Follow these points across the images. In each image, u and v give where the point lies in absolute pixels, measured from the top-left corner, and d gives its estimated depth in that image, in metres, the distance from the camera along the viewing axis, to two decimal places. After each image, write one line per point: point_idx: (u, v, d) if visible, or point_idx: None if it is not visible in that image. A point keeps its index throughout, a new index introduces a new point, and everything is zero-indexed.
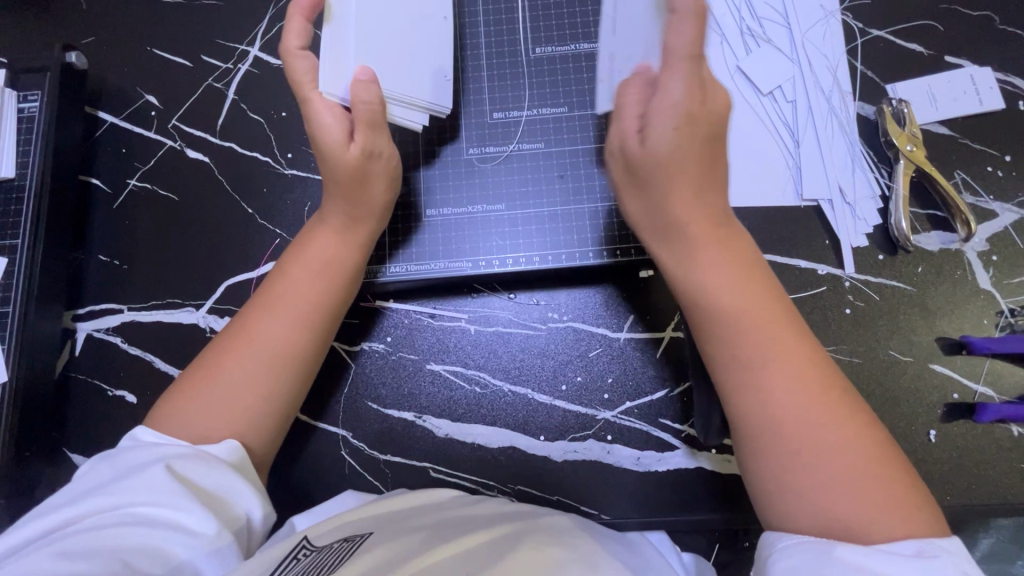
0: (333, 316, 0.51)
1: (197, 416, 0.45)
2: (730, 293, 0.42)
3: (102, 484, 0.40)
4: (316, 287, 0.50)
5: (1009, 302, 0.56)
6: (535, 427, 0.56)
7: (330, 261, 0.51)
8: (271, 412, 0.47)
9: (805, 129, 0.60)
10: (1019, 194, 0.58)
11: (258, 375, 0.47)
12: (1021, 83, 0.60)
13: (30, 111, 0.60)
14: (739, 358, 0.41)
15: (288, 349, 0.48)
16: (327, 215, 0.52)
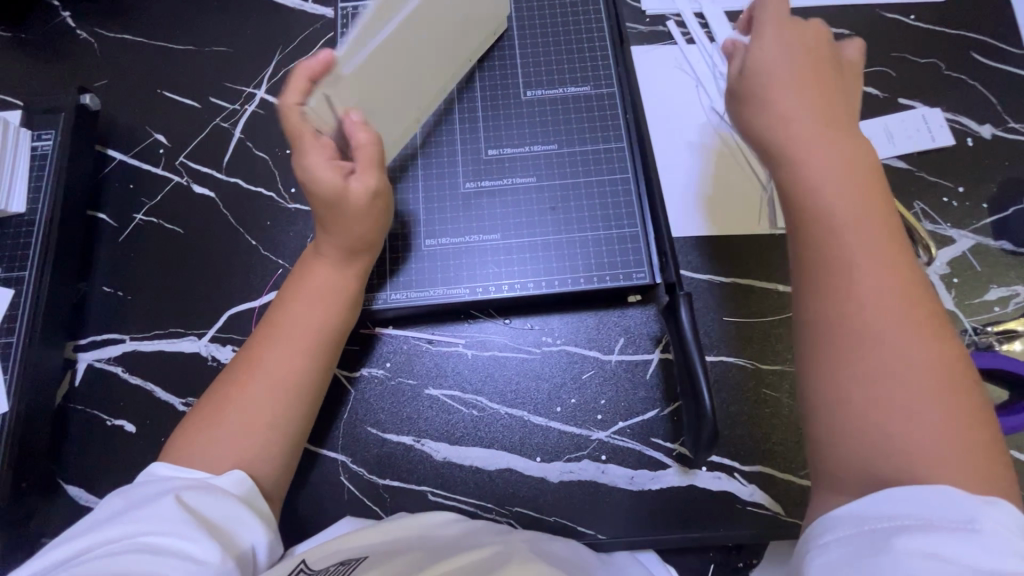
0: (332, 339, 0.52)
1: (208, 445, 0.46)
2: (841, 196, 0.41)
3: (117, 514, 0.40)
4: (315, 317, 0.52)
5: (972, 321, 0.60)
6: (531, 448, 0.57)
7: (338, 292, 0.53)
8: (279, 439, 0.48)
9: None
10: (973, 221, 0.63)
11: (267, 403, 0.48)
12: (967, 122, 0.66)
13: (43, 149, 0.63)
14: (829, 274, 0.40)
15: (296, 369, 0.50)
16: (321, 248, 0.54)
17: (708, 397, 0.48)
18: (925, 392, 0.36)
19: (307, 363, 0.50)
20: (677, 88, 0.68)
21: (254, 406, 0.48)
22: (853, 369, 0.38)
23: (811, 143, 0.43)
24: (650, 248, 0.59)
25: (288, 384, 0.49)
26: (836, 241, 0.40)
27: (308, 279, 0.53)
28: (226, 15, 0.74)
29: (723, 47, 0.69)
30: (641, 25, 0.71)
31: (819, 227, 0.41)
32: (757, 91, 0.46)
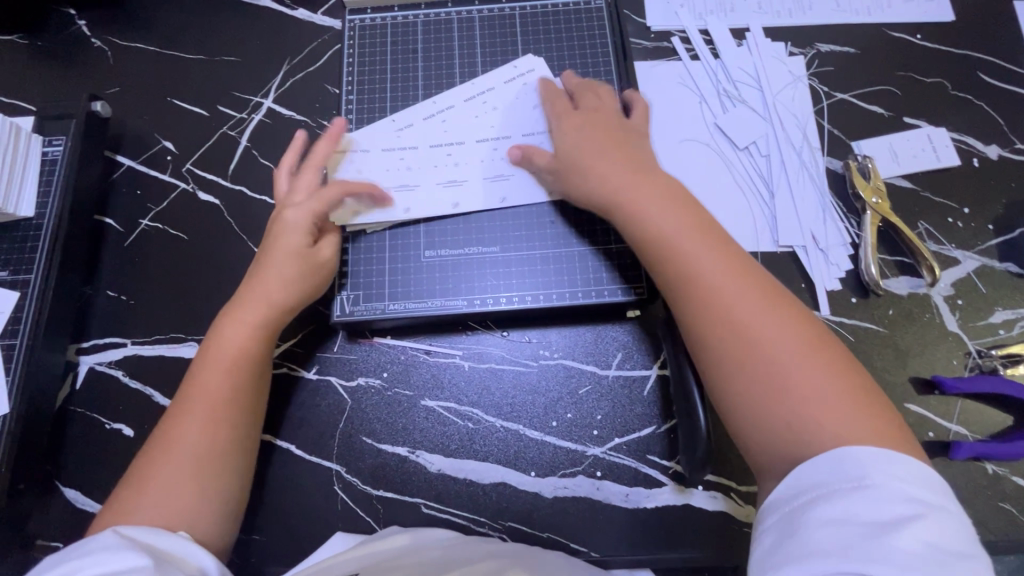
0: (249, 394, 0.51)
1: (145, 513, 0.45)
2: (666, 225, 0.48)
3: (52, 563, 0.39)
4: (228, 372, 0.51)
5: (976, 344, 0.59)
6: (526, 462, 0.57)
7: (245, 346, 0.52)
8: (213, 495, 0.48)
9: (780, 181, 0.65)
10: (979, 243, 0.62)
11: (189, 469, 0.47)
12: (973, 142, 0.66)
13: (54, 155, 0.64)
14: (687, 298, 0.45)
15: (222, 415, 0.49)
16: (235, 307, 0.53)
17: (703, 416, 0.48)
18: (798, 373, 0.40)
19: (235, 417, 0.50)
20: (679, 103, 0.68)
21: (183, 470, 0.47)
22: (737, 377, 0.42)
23: (642, 192, 0.50)
24: None
25: (217, 439, 0.49)
26: (694, 279, 0.45)
27: (218, 339, 0.52)
28: (237, 26, 0.75)
29: (726, 64, 0.69)
30: (646, 41, 0.71)
31: (680, 263, 0.46)
32: (578, 169, 0.54)
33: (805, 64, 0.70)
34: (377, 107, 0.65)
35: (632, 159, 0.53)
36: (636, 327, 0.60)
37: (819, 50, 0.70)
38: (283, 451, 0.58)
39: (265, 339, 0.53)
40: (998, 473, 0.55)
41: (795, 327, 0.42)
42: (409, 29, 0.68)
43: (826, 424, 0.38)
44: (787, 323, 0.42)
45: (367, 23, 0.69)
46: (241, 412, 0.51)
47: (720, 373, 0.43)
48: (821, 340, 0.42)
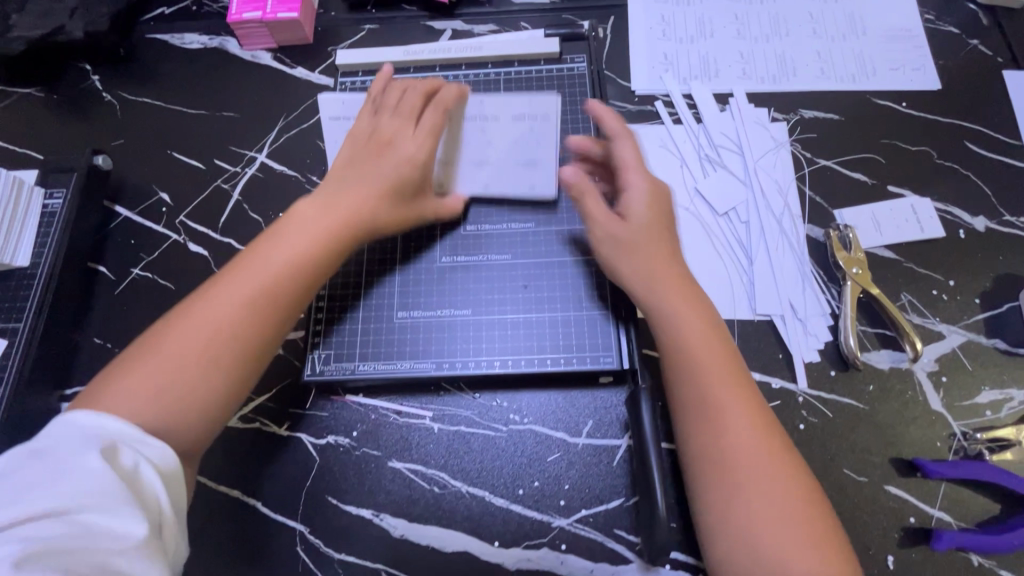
0: (291, 305, 0.51)
1: (138, 389, 0.45)
2: (698, 336, 0.50)
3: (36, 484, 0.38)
4: (290, 270, 0.51)
5: (961, 425, 0.57)
6: (490, 531, 0.56)
7: (310, 249, 0.52)
8: (204, 400, 0.47)
9: (758, 248, 0.64)
10: (965, 317, 0.61)
11: (200, 355, 0.47)
12: (960, 213, 0.65)
13: (54, 207, 0.67)
14: (705, 409, 0.48)
15: (254, 315, 0.49)
16: (323, 206, 0.54)
17: (658, 492, 0.47)
18: (778, 503, 0.44)
19: (276, 314, 0.50)
20: (660, 167, 0.69)
21: (189, 351, 0.47)
22: (731, 495, 0.45)
23: (681, 298, 0.52)
24: (619, 332, 0.58)
25: (238, 326, 0.48)
26: (709, 391, 0.48)
27: (291, 231, 0.52)
28: (238, 84, 0.79)
29: (709, 129, 0.70)
30: (630, 104, 0.73)
31: (699, 374, 0.49)
32: (629, 244, 0.54)
33: (787, 130, 0.70)
34: None
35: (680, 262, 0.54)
36: (608, 394, 0.59)
37: (802, 116, 0.71)
38: (249, 509, 0.58)
39: (335, 243, 0.53)
40: (985, 566, 0.52)
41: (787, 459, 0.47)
42: None
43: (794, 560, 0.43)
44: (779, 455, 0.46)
45: (357, 85, 0.71)
46: (276, 323, 0.50)
47: (710, 477, 0.47)
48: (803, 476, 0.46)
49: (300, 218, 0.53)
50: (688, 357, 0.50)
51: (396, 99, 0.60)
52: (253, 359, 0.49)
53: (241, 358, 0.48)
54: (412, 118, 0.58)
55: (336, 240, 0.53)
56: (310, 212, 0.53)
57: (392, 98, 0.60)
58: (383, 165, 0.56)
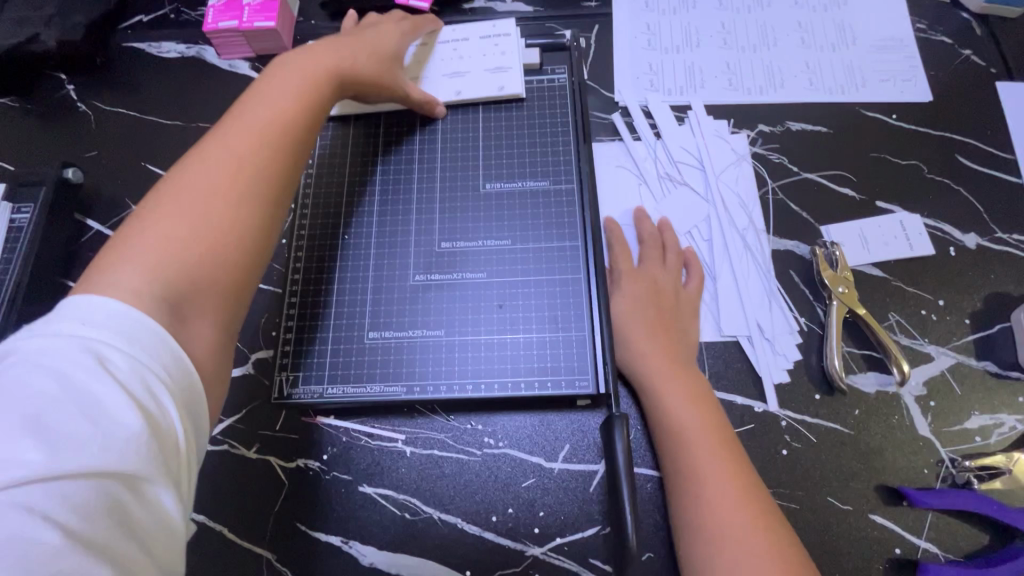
0: (286, 146, 0.51)
1: (142, 251, 0.42)
2: (681, 407, 0.53)
3: (64, 424, 0.33)
4: (271, 118, 0.51)
5: (949, 451, 0.55)
6: (462, 560, 0.54)
7: (291, 100, 0.52)
8: (224, 249, 0.45)
9: (722, 266, 0.63)
10: (954, 338, 0.59)
11: (204, 208, 0.45)
12: (951, 230, 0.63)
13: (21, 221, 0.65)
14: (688, 475, 0.50)
15: (253, 162, 0.48)
16: (289, 77, 0.54)
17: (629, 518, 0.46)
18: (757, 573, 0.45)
19: (275, 155, 0.50)
20: (640, 180, 0.67)
21: (205, 209, 0.45)
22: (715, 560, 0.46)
23: (666, 373, 0.55)
24: (595, 354, 0.56)
25: (251, 163, 0.48)
26: (689, 456, 0.51)
27: (259, 97, 0.52)
28: (215, 94, 0.77)
29: (668, 144, 0.68)
30: (613, 115, 0.71)
31: (682, 442, 0.52)
32: (619, 329, 0.58)
33: (748, 142, 0.68)
34: (336, 178, 0.65)
35: (673, 341, 0.57)
36: (586, 418, 0.58)
37: (789, 128, 0.69)
38: (216, 534, 0.56)
39: (315, 93, 0.54)
40: None
41: (771, 529, 0.47)
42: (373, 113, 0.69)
43: None
44: (761, 525, 0.47)
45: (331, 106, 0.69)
46: (276, 164, 0.50)
47: (692, 544, 0.48)
48: (789, 549, 0.46)
49: (278, 79, 0.54)
50: (671, 427, 0.53)
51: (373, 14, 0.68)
52: (272, 207, 0.49)
53: (259, 200, 0.48)
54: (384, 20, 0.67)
55: (324, 78, 0.55)
56: (274, 85, 0.53)
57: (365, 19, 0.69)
58: (365, 36, 0.62)
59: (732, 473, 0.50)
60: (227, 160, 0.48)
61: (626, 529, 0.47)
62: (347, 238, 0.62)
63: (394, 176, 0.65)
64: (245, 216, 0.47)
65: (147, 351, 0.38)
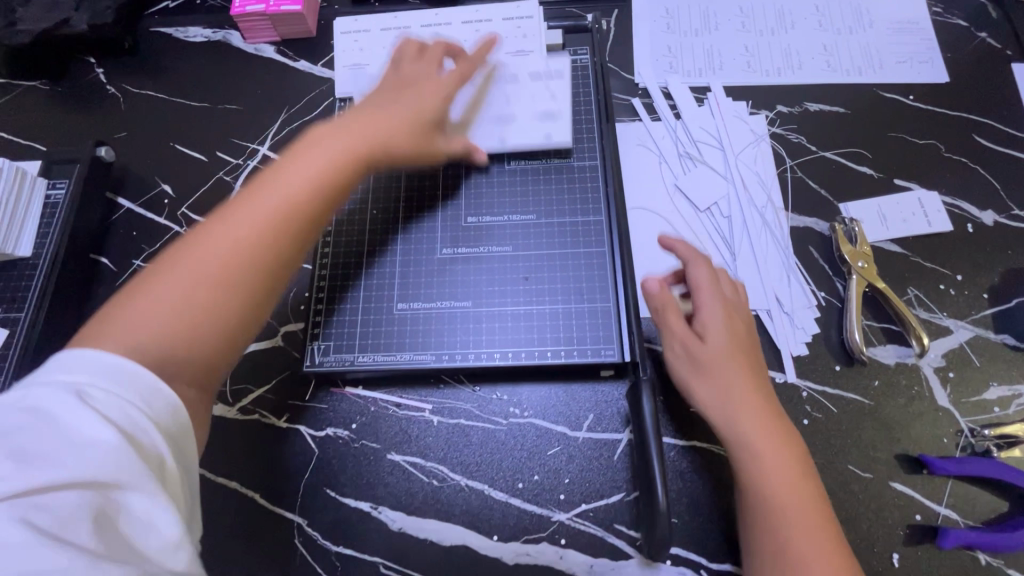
0: (302, 226, 0.48)
1: (136, 327, 0.42)
2: (768, 452, 0.49)
3: (41, 449, 0.34)
4: (292, 194, 0.48)
5: (968, 421, 0.56)
6: (489, 525, 0.55)
7: (317, 172, 0.50)
8: (216, 332, 0.44)
9: (742, 242, 0.64)
10: (972, 312, 0.60)
11: (201, 288, 0.44)
12: (968, 207, 0.64)
13: (56, 197, 0.67)
14: (771, 525, 0.47)
15: (262, 242, 0.46)
16: (325, 144, 0.52)
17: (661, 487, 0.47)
18: None
19: (285, 235, 0.48)
20: (660, 159, 0.68)
21: (192, 289, 0.44)
22: None
23: (753, 416, 0.50)
24: (622, 324, 0.57)
25: (247, 243, 0.46)
26: (773, 506, 0.47)
27: (289, 166, 0.50)
28: (241, 77, 0.79)
29: (688, 124, 0.69)
30: (634, 98, 0.72)
31: (763, 490, 0.48)
32: (711, 366, 0.52)
33: (767, 122, 0.69)
34: None
35: (758, 379, 0.52)
36: (609, 388, 0.59)
37: (807, 108, 0.70)
38: (247, 499, 0.58)
39: (344, 159, 0.52)
40: (993, 564, 0.51)
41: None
42: None
43: None
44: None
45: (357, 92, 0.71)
46: (288, 245, 0.48)
47: None
48: None
49: (308, 150, 0.51)
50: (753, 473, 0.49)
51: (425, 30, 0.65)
52: (272, 287, 0.47)
53: (261, 274, 0.46)
54: (435, 66, 0.62)
55: (358, 146, 0.53)
56: (306, 153, 0.51)
57: (410, 52, 0.63)
58: (405, 98, 0.58)
59: (826, 542, 0.46)
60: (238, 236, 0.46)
61: (657, 499, 0.47)
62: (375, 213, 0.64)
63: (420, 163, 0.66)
64: (241, 300, 0.45)
65: (123, 376, 0.38)
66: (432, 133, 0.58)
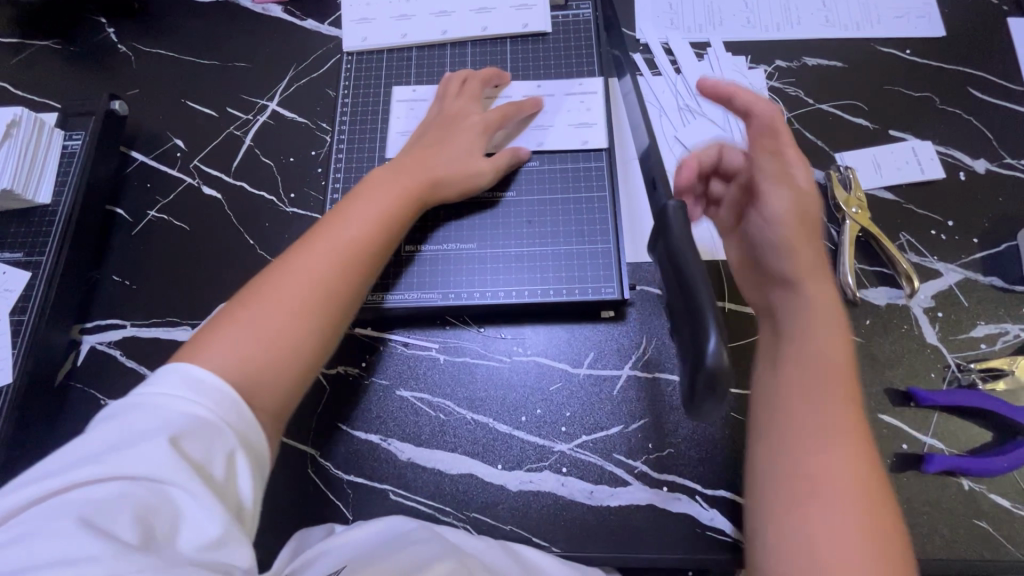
0: (372, 261, 0.53)
1: (230, 344, 0.45)
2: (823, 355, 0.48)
3: (111, 448, 0.38)
4: (366, 231, 0.53)
5: (955, 357, 0.58)
6: (494, 455, 0.58)
7: (386, 212, 0.54)
8: (298, 358, 0.47)
9: None
10: (961, 256, 0.62)
11: (287, 313, 0.47)
12: (961, 156, 0.66)
13: (73, 148, 0.69)
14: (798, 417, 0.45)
15: (341, 270, 0.50)
16: (392, 179, 0.57)
17: (716, 339, 0.30)
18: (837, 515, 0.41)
19: (359, 266, 0.51)
20: (659, 111, 0.70)
21: (278, 326, 0.47)
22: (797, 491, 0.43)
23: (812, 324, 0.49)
24: (620, 265, 0.60)
25: (325, 275, 0.49)
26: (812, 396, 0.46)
27: (362, 203, 0.55)
28: (250, 35, 0.80)
29: (688, 77, 0.71)
30: (636, 53, 0.73)
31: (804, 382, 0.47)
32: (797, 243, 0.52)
33: (765, 76, 0.71)
34: (369, 117, 0.71)
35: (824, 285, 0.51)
36: (609, 328, 0.61)
37: (805, 63, 0.71)
38: None
39: (405, 208, 0.56)
40: (975, 489, 0.54)
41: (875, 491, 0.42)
42: (403, 58, 0.73)
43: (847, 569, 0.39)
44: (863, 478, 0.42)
45: (364, 50, 0.73)
46: (364, 277, 0.52)
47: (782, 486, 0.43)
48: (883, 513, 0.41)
49: (370, 192, 0.55)
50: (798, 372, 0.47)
51: (456, 89, 0.65)
52: (344, 310, 0.50)
53: (339, 299, 0.50)
54: (474, 104, 0.64)
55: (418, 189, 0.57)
56: (375, 190, 0.56)
57: (453, 86, 0.66)
58: (449, 135, 0.61)
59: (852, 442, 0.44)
60: (317, 263, 0.50)
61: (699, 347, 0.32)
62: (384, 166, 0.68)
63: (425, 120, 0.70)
64: (322, 324, 0.48)
65: (191, 385, 0.41)
66: (477, 163, 0.61)
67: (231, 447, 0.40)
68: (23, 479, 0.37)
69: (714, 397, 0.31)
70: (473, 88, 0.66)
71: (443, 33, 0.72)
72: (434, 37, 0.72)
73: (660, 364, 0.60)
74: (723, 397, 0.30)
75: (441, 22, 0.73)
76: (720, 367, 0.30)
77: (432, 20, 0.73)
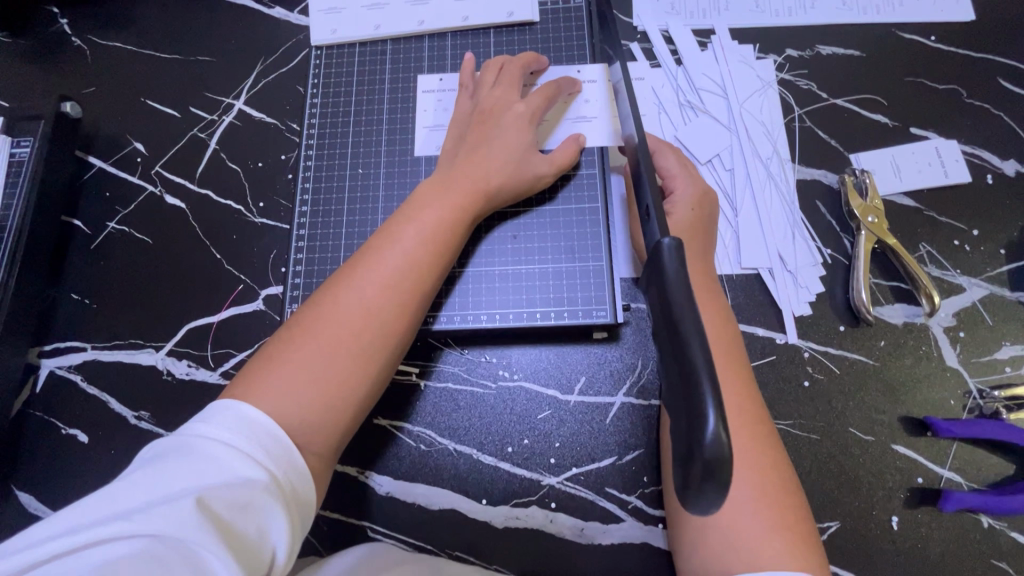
0: (434, 287, 0.47)
1: (281, 385, 0.40)
2: (715, 335, 0.46)
3: (145, 502, 0.33)
4: (425, 249, 0.47)
5: (977, 382, 0.53)
6: (478, 490, 0.54)
7: (449, 229, 0.49)
8: (354, 400, 0.43)
9: (744, 197, 0.60)
10: (987, 269, 0.56)
11: (345, 350, 0.42)
12: (988, 156, 0.60)
13: (21, 156, 0.63)
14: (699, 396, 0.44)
15: (403, 298, 0.45)
16: (448, 189, 0.51)
17: (716, 417, 0.26)
18: (739, 501, 0.40)
19: (419, 293, 0.46)
20: (658, 107, 0.64)
21: (332, 365, 0.42)
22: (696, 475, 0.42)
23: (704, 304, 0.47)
24: (614, 284, 0.56)
25: (384, 303, 0.44)
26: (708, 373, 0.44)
27: (418, 216, 0.49)
28: (212, 24, 0.73)
29: (690, 70, 0.64)
30: (632, 42, 0.66)
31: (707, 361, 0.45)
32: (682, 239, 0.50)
33: (774, 67, 0.64)
34: (340, 117, 0.65)
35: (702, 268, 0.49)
36: (602, 351, 0.57)
37: (819, 52, 0.65)
38: None
39: (465, 223, 0.50)
40: (995, 527, 0.50)
41: (769, 467, 0.42)
42: (377, 51, 0.66)
43: (752, 549, 0.39)
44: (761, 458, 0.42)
45: (334, 42, 0.67)
46: (424, 304, 0.47)
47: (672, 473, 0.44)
48: (784, 493, 0.41)
49: (423, 208, 0.49)
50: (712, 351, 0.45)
51: (493, 78, 0.59)
52: (403, 342, 0.46)
53: (398, 331, 0.45)
54: (514, 92, 0.58)
55: (476, 201, 0.51)
56: (433, 201, 0.50)
57: (489, 76, 0.59)
58: (496, 131, 0.55)
59: (747, 421, 0.43)
60: (376, 290, 0.45)
61: (695, 426, 0.27)
62: (358, 175, 0.63)
63: (402, 122, 0.64)
64: (382, 360, 0.44)
65: (235, 430, 0.37)
66: (529, 161, 0.55)
67: (270, 498, 0.36)
68: (29, 538, 0.32)
69: (716, 488, 0.27)
70: (509, 73, 0.59)
71: (420, 23, 0.66)
72: (410, 27, 0.66)
73: (656, 391, 0.55)
74: (726, 488, 0.26)
75: (418, 11, 0.66)
76: (720, 456, 0.26)
77: (409, 8, 0.66)
